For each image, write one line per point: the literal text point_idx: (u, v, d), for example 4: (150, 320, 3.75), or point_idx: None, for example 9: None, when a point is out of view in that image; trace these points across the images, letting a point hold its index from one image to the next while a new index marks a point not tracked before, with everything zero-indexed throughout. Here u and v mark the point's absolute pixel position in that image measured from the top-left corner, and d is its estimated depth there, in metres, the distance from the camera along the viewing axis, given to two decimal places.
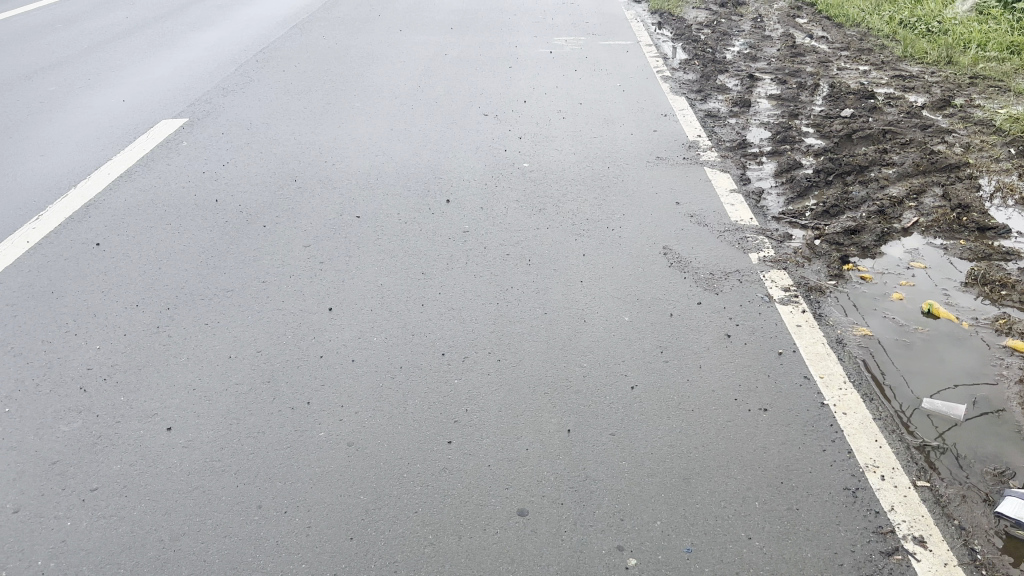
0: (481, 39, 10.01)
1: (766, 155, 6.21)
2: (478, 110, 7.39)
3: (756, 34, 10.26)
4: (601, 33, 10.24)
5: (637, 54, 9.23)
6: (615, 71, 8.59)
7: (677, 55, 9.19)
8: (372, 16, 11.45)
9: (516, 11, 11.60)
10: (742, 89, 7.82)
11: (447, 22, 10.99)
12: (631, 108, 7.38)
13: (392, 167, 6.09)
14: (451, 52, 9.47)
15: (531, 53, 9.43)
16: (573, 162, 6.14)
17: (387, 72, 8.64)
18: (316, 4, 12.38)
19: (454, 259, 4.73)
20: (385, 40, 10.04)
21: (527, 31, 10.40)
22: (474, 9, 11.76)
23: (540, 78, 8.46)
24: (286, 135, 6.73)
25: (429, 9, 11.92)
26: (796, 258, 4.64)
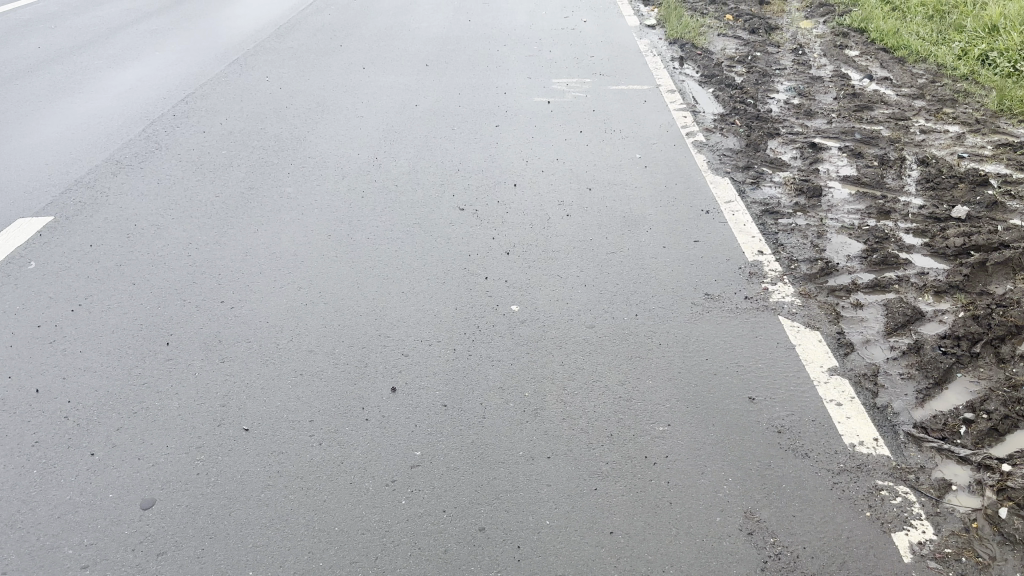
0: (462, 83, 8.08)
1: (865, 292, 4.31)
2: (451, 202, 5.48)
3: (801, 74, 8.35)
4: (609, 74, 8.32)
5: (657, 108, 7.31)
6: (631, 135, 6.67)
7: (710, 108, 7.26)
8: (332, 48, 9.50)
9: (506, 41, 9.66)
10: (804, 168, 5.90)
11: (423, 57, 9.09)
12: (658, 200, 5.44)
13: (317, 311, 4.15)
14: (421, 103, 7.56)
15: (522, 105, 7.49)
16: (584, 305, 4.21)
17: (336, 134, 6.71)
18: (268, 30, 10.43)
19: (388, 534, 2.79)
20: (341, 84, 8.10)
21: (519, 70, 8.48)
22: (455, 39, 9.83)
23: (533, 143, 6.53)
24: (177, 249, 4.81)
25: (401, 37, 9.98)
26: (974, 550, 2.73)
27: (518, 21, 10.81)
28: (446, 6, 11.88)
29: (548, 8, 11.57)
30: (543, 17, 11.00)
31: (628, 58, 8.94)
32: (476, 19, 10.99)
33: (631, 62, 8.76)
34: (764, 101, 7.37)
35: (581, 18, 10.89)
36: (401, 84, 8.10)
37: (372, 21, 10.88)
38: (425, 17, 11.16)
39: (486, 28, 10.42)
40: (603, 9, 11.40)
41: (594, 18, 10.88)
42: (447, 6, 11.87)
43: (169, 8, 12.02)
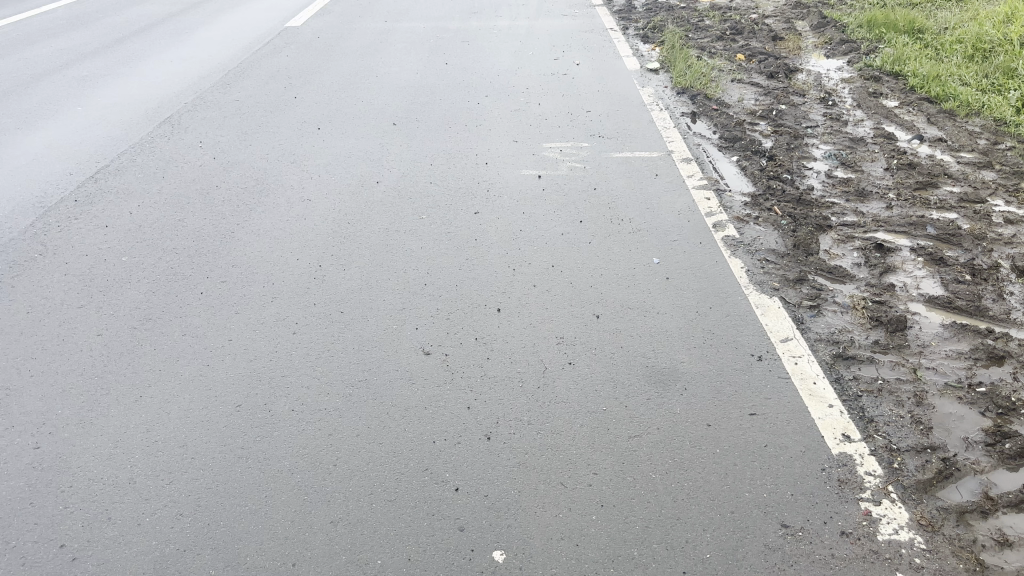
0: (434, 155, 6.72)
1: (1010, 516, 2.98)
2: (413, 339, 4.09)
3: (838, 134, 7.06)
4: (608, 140, 6.99)
5: (672, 187, 5.97)
6: (645, 229, 5.31)
7: (738, 186, 5.93)
8: (282, 101, 8.12)
9: (487, 94, 8.32)
10: (873, 282, 4.58)
11: (390, 112, 7.77)
12: (689, 335, 4.07)
13: (199, 569, 2.78)
14: (383, 180, 6.19)
15: (506, 184, 6.12)
16: (602, 549, 2.81)
17: (271, 228, 5.34)
18: (214, 76, 9.07)
19: None
20: (289, 153, 6.72)
21: (502, 136, 7.15)
22: (428, 90, 8.49)
23: (521, 240, 5.17)
24: (22, 437, 3.44)
25: (366, 87, 8.62)
26: None
27: (501, 65, 9.48)
28: (419, 45, 10.54)
29: (536, 49, 10.26)
30: (529, 61, 9.68)
31: (631, 115, 7.61)
32: (453, 62, 9.66)
33: (634, 121, 7.43)
34: (803, 175, 6.05)
35: (572, 62, 9.57)
36: (360, 153, 6.75)
37: (334, 65, 9.53)
38: (396, 60, 9.83)
39: (464, 75, 9.07)
40: (597, 50, 10.09)
41: (588, 62, 9.56)
42: (421, 46, 10.54)
43: (106, 48, 10.63)
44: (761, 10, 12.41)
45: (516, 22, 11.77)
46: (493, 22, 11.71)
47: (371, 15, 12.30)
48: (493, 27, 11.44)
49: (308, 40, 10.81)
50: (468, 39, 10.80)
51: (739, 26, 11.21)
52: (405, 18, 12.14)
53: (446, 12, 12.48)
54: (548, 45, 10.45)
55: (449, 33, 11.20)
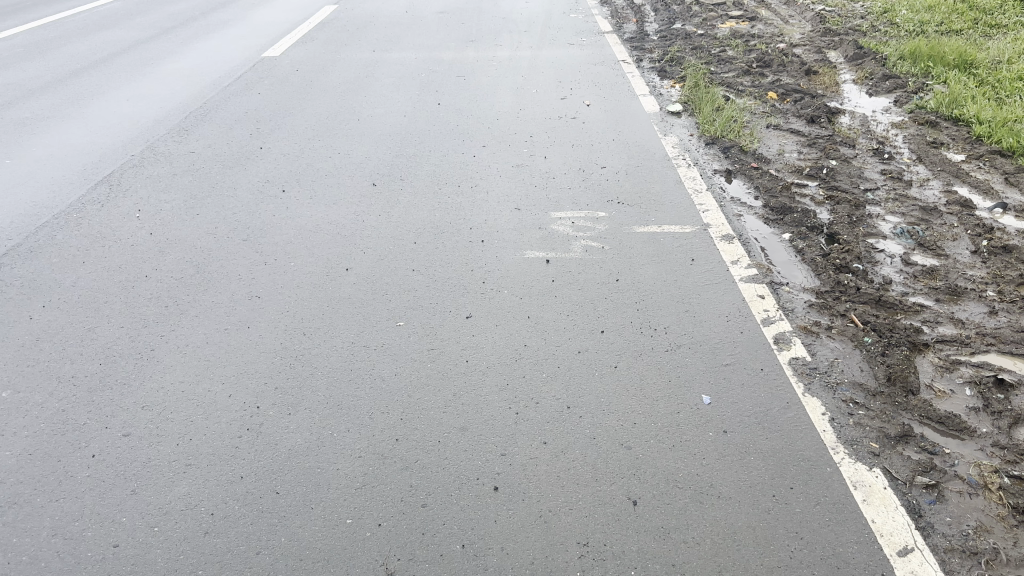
0: (420, 226, 5.56)
1: None
2: (373, 543, 2.89)
3: (905, 201, 5.91)
4: (629, 208, 5.83)
5: (713, 277, 4.79)
6: (686, 342, 4.11)
7: (797, 277, 4.76)
8: (244, 153, 6.97)
9: (484, 146, 7.18)
10: (1004, 438, 3.39)
11: (371, 168, 6.63)
12: (767, 537, 2.88)
13: None
14: (353, 262, 5.01)
15: (506, 271, 4.95)
16: None
17: (205, 341, 4.17)
18: (171, 121, 7.94)
19: None
20: (243, 223, 5.56)
21: (501, 201, 5.99)
22: (417, 139, 7.35)
23: (525, 360, 3.99)
24: None
25: (345, 133, 7.47)
26: None
27: (501, 105, 8.34)
28: (409, 81, 9.41)
29: (540, 85, 9.12)
30: (533, 100, 8.53)
31: (654, 174, 6.44)
32: (447, 101, 8.52)
33: (659, 183, 6.26)
34: (874, 263, 4.90)
35: (581, 103, 8.41)
36: (330, 223, 5.59)
37: (310, 105, 8.39)
38: (381, 98, 8.69)
39: (458, 119, 7.92)
40: (609, 87, 8.94)
41: (599, 103, 8.40)
42: (411, 81, 9.40)
43: (57, 83, 9.48)
44: (788, 40, 11.31)
45: (517, 52, 10.65)
46: (492, 53, 10.59)
47: (357, 44, 11.19)
48: (492, 59, 10.32)
49: (285, 74, 9.68)
50: (463, 73, 9.67)
51: (767, 58, 10.07)
52: (394, 48, 11.02)
53: (439, 40, 11.37)
54: (553, 80, 9.31)
55: (443, 65, 10.08)
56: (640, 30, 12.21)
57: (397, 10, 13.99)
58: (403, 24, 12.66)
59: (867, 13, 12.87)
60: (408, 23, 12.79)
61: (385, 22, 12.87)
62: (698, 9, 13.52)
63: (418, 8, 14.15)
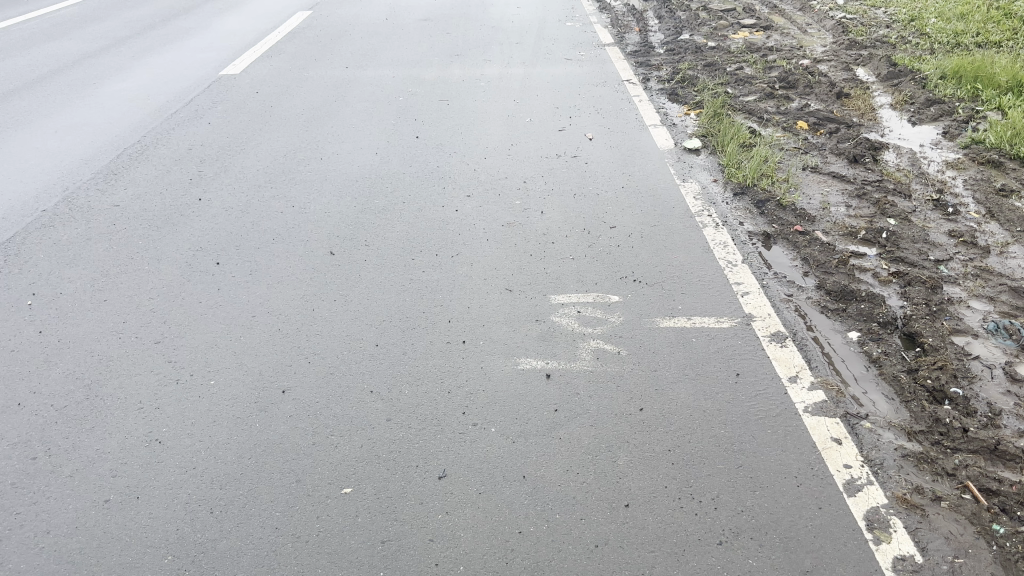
0: (384, 314, 4.40)
1: None
2: None
3: (989, 277, 4.77)
4: (649, 288, 4.67)
5: (768, 403, 3.64)
6: (745, 525, 2.96)
7: (876, 406, 3.62)
8: (179, 208, 5.83)
9: (468, 195, 6.04)
10: None
11: (330, 226, 5.49)
12: None
13: None
14: (292, 376, 3.86)
15: (496, 387, 3.79)
16: None
17: (73, 528, 3.02)
18: (101, 160, 6.79)
19: None
20: (162, 315, 4.44)
21: (487, 277, 4.85)
22: (389, 187, 6.22)
23: (518, 556, 2.84)
24: None
25: (304, 177, 6.33)
26: None
27: (488, 141, 7.22)
28: (383, 107, 8.26)
29: (534, 111, 7.98)
30: (526, 134, 7.39)
31: (675, 238, 5.31)
32: (426, 135, 7.39)
33: (682, 251, 5.12)
34: (973, 380, 3.76)
35: (581, 137, 7.28)
36: (271, 310, 4.45)
37: (268, 139, 7.25)
38: (351, 129, 7.54)
39: (438, 159, 6.79)
40: (614, 116, 7.80)
41: (603, 138, 7.27)
42: (386, 107, 8.26)
43: None
44: (810, 53, 10.20)
45: (508, 69, 9.53)
46: (480, 71, 9.46)
47: (329, 59, 10.05)
48: (479, 78, 9.20)
49: (243, 98, 8.54)
50: (445, 96, 8.54)
51: (790, 78, 8.94)
52: (371, 63, 9.89)
53: (421, 55, 10.24)
54: (549, 105, 8.17)
55: (423, 85, 8.94)
56: (643, 41, 11.10)
57: (377, 19, 12.84)
58: (382, 35, 11.52)
59: (892, 21, 11.77)
60: (387, 34, 11.65)
61: (362, 32, 11.74)
62: (705, 18, 12.42)
63: (399, 16, 13.02)
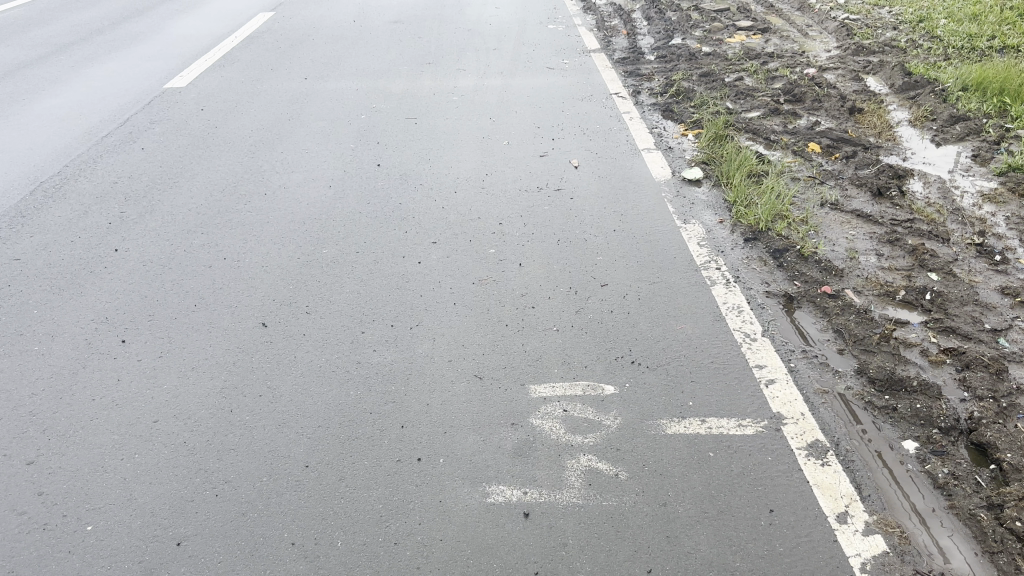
0: (320, 415, 3.51)
1: None
2: None
3: None
4: (652, 375, 3.76)
5: (813, 560, 2.79)
6: None
7: (955, 560, 2.78)
8: (90, 259, 4.95)
9: (433, 241, 5.17)
10: None
11: (267, 285, 4.62)
12: None
13: None
14: (193, 519, 2.98)
15: (458, 537, 2.88)
16: None
17: None
18: (10, 196, 5.88)
19: None
20: (41, 421, 3.54)
21: (451, 357, 3.93)
22: (342, 229, 5.34)
23: None
24: None
25: (243, 219, 5.46)
26: None
27: (460, 171, 6.35)
28: (343, 127, 7.39)
29: (512, 134, 7.13)
30: (503, 161, 6.52)
31: (679, 301, 4.41)
32: (389, 163, 6.53)
33: (689, 319, 4.22)
34: None
35: (566, 165, 6.42)
36: (178, 413, 3.56)
37: (207, 170, 6.38)
38: (305, 156, 6.67)
39: (402, 193, 5.92)
40: (601, 139, 6.95)
41: (590, 165, 6.41)
42: (346, 126, 7.39)
43: None
44: (815, 60, 9.37)
45: (484, 80, 8.67)
46: (453, 83, 8.60)
47: (288, 71, 9.17)
48: (452, 92, 8.34)
49: (186, 117, 7.66)
50: (412, 115, 7.68)
51: (797, 89, 8.10)
52: (333, 74, 9.03)
53: (389, 64, 9.40)
54: (528, 125, 7.32)
55: (389, 101, 8.08)
56: (631, 46, 10.26)
57: (344, 20, 11.95)
58: (348, 41, 10.65)
59: (898, 22, 10.99)
60: (353, 39, 10.79)
61: (326, 36, 10.85)
62: (698, 20, 11.61)
63: (368, 16, 12.15)
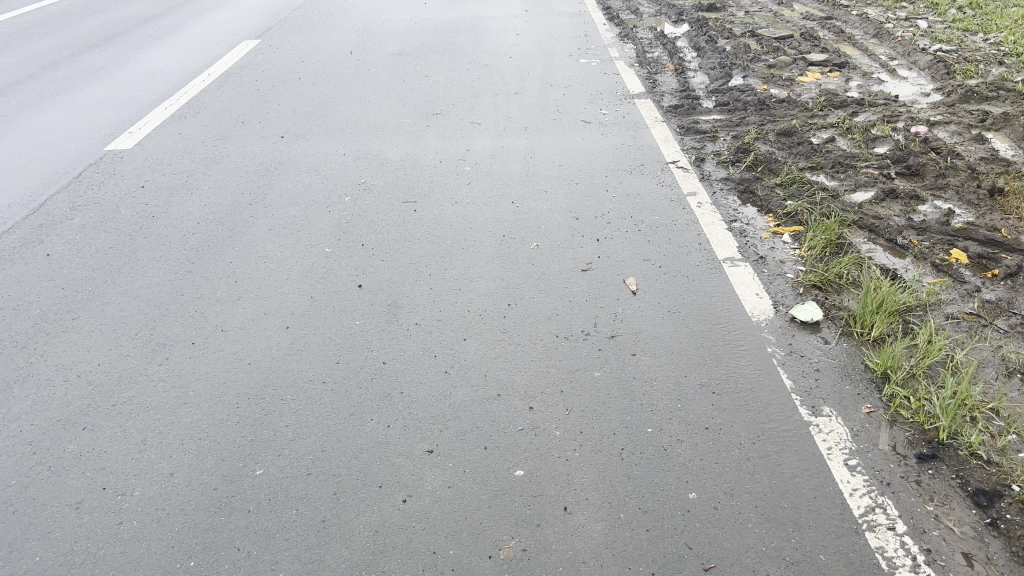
0: None
1: None
2: None
3: None
4: None
5: None
6: None
7: None
8: None
9: (428, 449, 3.36)
10: None
11: (157, 556, 2.89)
12: None
13: None
14: None
15: None
16: None
17: None
18: None
19: None
20: None
21: None
22: (294, 417, 3.59)
23: None
24: None
25: (149, 403, 3.74)
26: None
27: (471, 297, 4.58)
28: (319, 216, 5.67)
29: (540, 232, 5.37)
30: (532, 281, 4.74)
31: None
32: (374, 280, 4.80)
33: None
34: None
35: (620, 288, 4.61)
36: None
37: (123, 297, 4.68)
38: (260, 269, 4.95)
39: (385, 343, 4.15)
40: (664, 242, 5.13)
41: (653, 288, 4.59)
42: (324, 216, 5.69)
43: None
44: (916, 110, 7.55)
45: (502, 144, 6.97)
46: (465, 149, 6.91)
47: (263, 128, 7.51)
48: (463, 161, 6.64)
49: (119, 200, 5.98)
50: (410, 198, 5.96)
51: (910, 158, 6.26)
52: (317, 131, 7.37)
53: (388, 116, 7.75)
54: (562, 217, 5.55)
55: (383, 175, 6.37)
56: (682, 88, 8.51)
57: (339, 51, 10.30)
58: (341, 82, 8.98)
59: (1002, 55, 9.16)
60: (348, 78, 9.13)
61: (314, 76, 9.21)
62: (757, 51, 9.85)
63: (367, 47, 10.48)
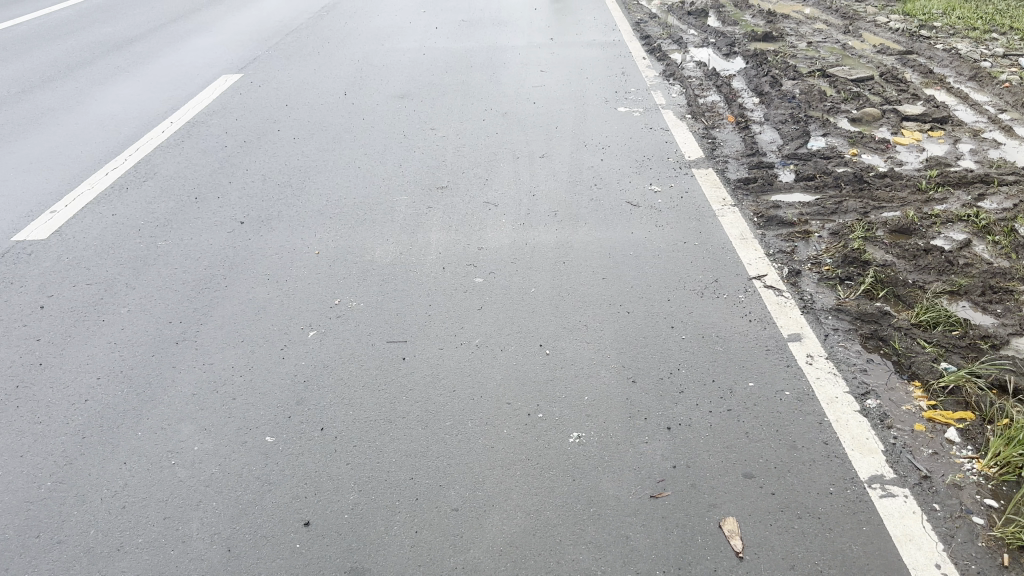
0: None
1: None
2: None
3: None
4: None
5: None
6: None
7: None
8: None
9: None
10: None
11: None
12: None
13: None
14: None
15: None
16: None
17: None
18: None
19: None
20: None
21: None
22: None
23: None
24: None
25: None
26: None
27: (481, 552, 2.92)
28: (268, 365, 4.03)
29: (583, 405, 3.71)
30: (575, 516, 3.06)
31: None
32: (333, 503, 3.16)
33: None
34: None
35: (714, 540, 2.94)
36: None
37: None
38: (165, 481, 3.31)
39: None
40: (768, 437, 3.46)
41: (768, 544, 2.91)
42: (275, 363, 4.04)
43: None
44: None
45: (525, 241, 5.34)
46: (476, 247, 5.27)
47: (221, 207, 5.91)
48: (473, 268, 5.00)
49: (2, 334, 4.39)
50: (399, 334, 4.32)
51: None
52: (289, 214, 5.76)
53: (381, 192, 6.13)
54: (614, 378, 3.87)
55: (365, 292, 4.74)
56: (749, 150, 6.84)
57: (332, 90, 8.70)
58: (327, 136, 7.35)
59: None
60: (337, 129, 7.52)
61: (297, 126, 7.61)
62: (832, 96, 8.17)
63: (365, 85, 8.87)
